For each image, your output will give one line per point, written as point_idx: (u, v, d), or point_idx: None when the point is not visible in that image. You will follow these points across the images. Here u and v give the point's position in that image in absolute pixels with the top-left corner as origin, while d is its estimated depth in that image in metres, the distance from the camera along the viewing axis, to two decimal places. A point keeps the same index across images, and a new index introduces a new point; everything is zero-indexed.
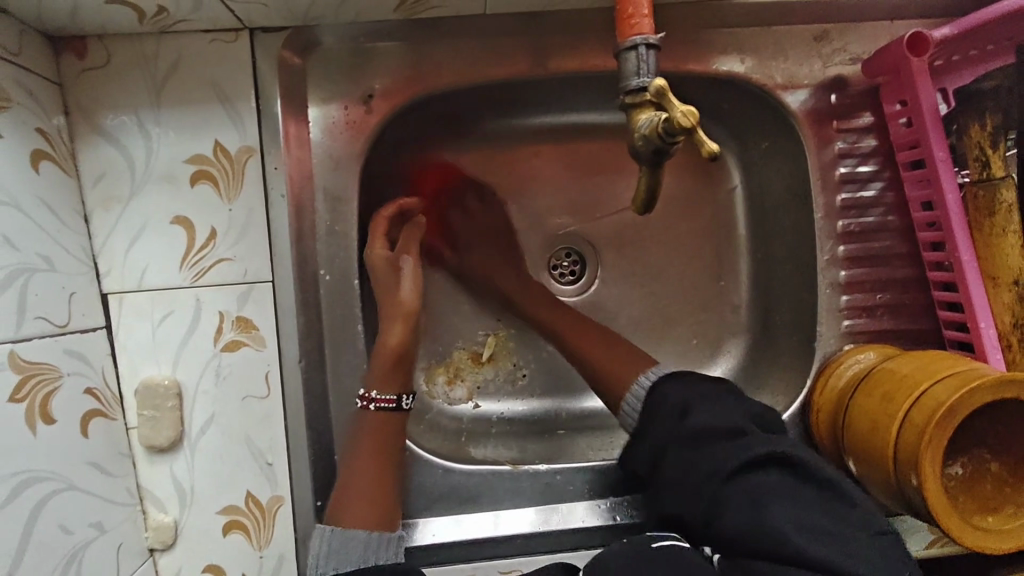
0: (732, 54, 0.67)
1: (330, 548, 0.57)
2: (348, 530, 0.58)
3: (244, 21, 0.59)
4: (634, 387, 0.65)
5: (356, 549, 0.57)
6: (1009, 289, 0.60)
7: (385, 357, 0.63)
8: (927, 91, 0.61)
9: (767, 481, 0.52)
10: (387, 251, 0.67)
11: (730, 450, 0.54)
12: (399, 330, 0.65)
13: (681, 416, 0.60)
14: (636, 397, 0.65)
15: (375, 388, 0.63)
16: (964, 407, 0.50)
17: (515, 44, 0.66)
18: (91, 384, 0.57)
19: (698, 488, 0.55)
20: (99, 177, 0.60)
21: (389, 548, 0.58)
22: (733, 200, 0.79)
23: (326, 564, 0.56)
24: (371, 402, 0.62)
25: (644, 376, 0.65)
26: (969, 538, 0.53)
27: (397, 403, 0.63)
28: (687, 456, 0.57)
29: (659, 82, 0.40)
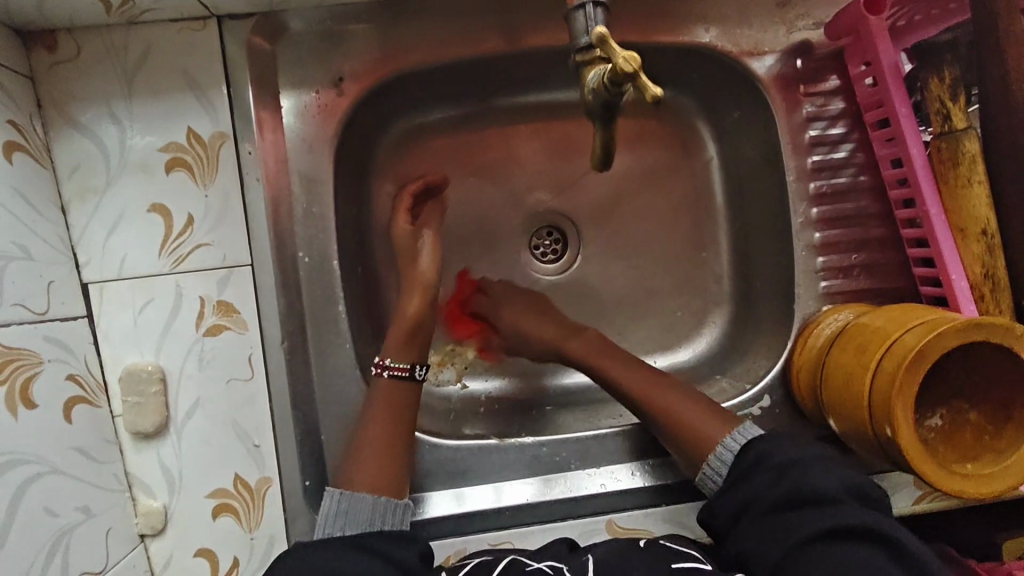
0: (698, 23, 0.68)
1: (339, 509, 0.57)
2: (356, 493, 0.58)
3: (211, 9, 0.60)
4: (721, 449, 0.61)
5: (364, 512, 0.58)
6: (977, 241, 0.60)
7: (402, 326, 0.67)
8: (887, 51, 0.62)
9: (854, 553, 0.50)
10: (409, 224, 0.71)
11: (823, 516, 0.52)
12: (417, 299, 0.68)
13: (790, 476, 0.56)
14: (721, 460, 0.61)
15: (389, 357, 0.65)
16: (932, 353, 0.51)
17: (482, 22, 0.67)
18: (73, 371, 0.58)
19: (773, 544, 0.53)
20: (75, 169, 0.61)
21: (396, 515, 0.59)
22: (709, 171, 0.79)
23: (333, 525, 0.57)
24: (386, 370, 0.65)
25: (730, 438, 0.62)
26: (946, 482, 0.53)
27: (411, 372, 0.65)
28: (770, 519, 0.55)
29: (599, 30, 0.40)
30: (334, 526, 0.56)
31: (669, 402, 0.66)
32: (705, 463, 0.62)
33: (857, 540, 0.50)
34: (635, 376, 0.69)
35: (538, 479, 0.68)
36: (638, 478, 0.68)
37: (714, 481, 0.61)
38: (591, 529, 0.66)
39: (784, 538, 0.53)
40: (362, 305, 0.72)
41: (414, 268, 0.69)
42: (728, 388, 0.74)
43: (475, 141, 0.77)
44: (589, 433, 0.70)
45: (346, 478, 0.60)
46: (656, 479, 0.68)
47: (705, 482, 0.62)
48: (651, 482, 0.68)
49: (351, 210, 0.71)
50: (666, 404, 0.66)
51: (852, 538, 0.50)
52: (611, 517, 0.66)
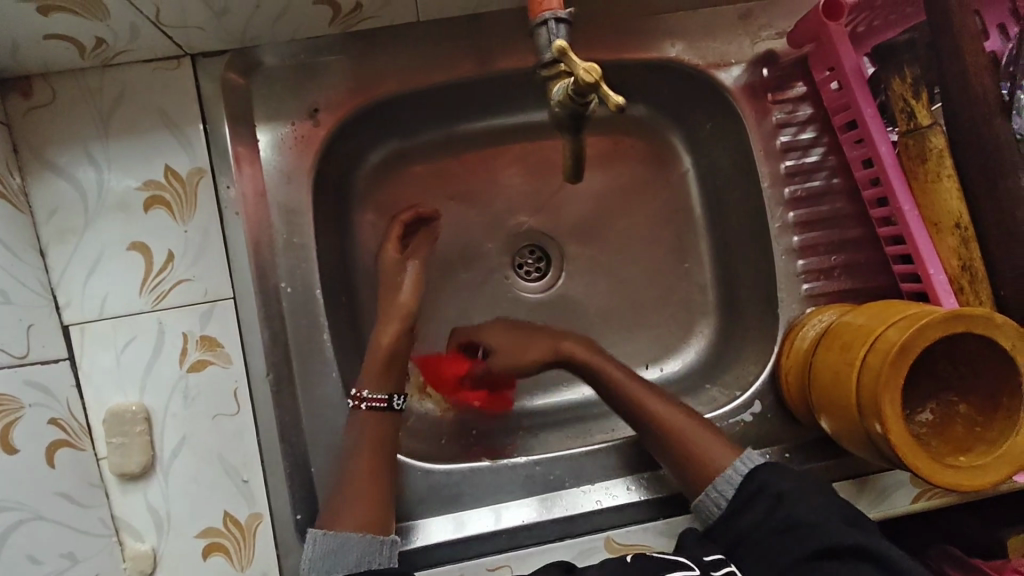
0: (665, 38, 0.69)
1: (326, 551, 0.55)
2: (341, 534, 0.56)
3: (184, 48, 0.61)
4: (730, 472, 0.60)
5: (352, 553, 0.56)
6: (952, 234, 0.60)
7: (380, 357, 0.65)
8: (849, 54, 0.64)
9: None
10: (397, 254, 0.71)
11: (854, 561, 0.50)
12: (395, 327, 0.67)
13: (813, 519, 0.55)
14: (728, 483, 0.59)
15: (366, 388, 0.64)
16: (915, 346, 0.51)
17: (455, 48, 0.68)
18: (55, 415, 0.57)
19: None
20: (53, 211, 0.61)
21: (383, 552, 0.57)
22: (686, 182, 0.80)
23: (317, 570, 0.55)
24: (363, 402, 0.63)
25: (741, 462, 0.60)
26: (939, 475, 0.52)
27: (389, 402, 0.64)
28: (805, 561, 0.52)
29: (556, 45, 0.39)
30: (319, 570, 0.54)
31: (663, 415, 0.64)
32: (710, 485, 0.60)
33: None
34: (654, 401, 0.66)
35: (532, 499, 0.67)
36: (634, 493, 0.68)
37: (714, 504, 0.60)
38: (589, 548, 0.65)
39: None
40: (347, 334, 0.71)
41: (394, 299, 0.69)
42: (719, 397, 0.74)
43: (454, 165, 0.78)
44: (581, 449, 0.70)
45: (331, 517, 0.58)
46: (652, 491, 0.68)
47: (705, 506, 0.60)
48: (646, 495, 0.68)
49: (333, 240, 0.71)
50: (683, 434, 0.63)
51: None
52: (609, 533, 0.65)
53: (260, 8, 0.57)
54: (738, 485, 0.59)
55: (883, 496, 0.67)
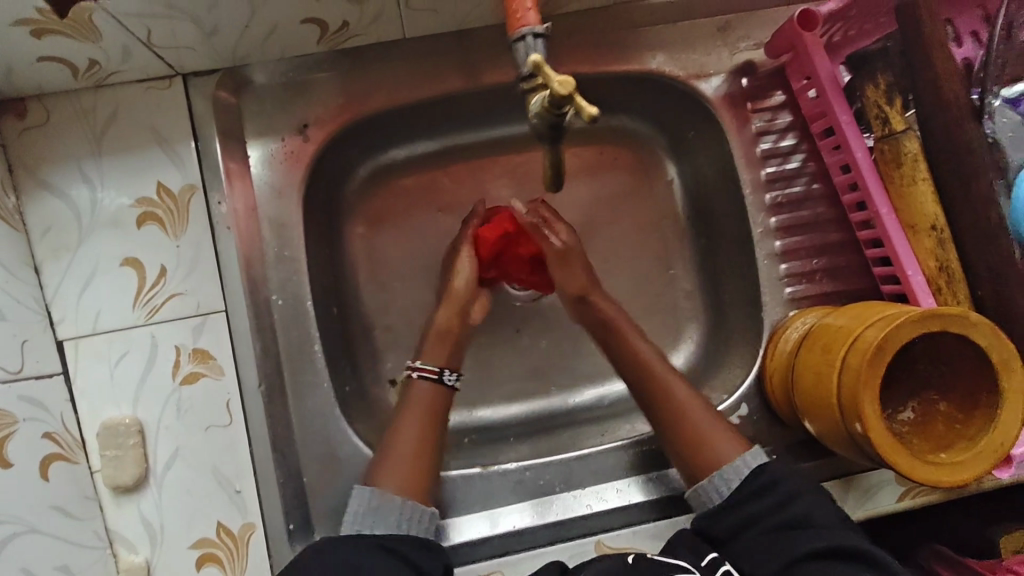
0: (646, 50, 0.71)
1: (370, 507, 0.58)
2: (387, 493, 0.59)
3: (175, 68, 0.62)
4: (738, 462, 0.60)
5: (394, 514, 0.58)
6: (928, 235, 0.62)
7: (436, 334, 0.69)
8: (823, 63, 0.65)
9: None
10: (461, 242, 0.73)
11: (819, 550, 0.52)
12: (448, 310, 0.70)
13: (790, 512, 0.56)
14: (735, 473, 0.59)
15: (421, 358, 0.68)
16: (893, 346, 0.52)
17: (441, 63, 0.69)
18: (50, 428, 0.58)
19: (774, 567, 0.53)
20: (47, 229, 0.62)
21: (421, 521, 0.59)
22: (671, 190, 0.82)
23: (360, 522, 0.58)
24: (417, 370, 0.67)
25: (750, 456, 0.60)
26: (919, 472, 0.53)
27: (440, 376, 0.67)
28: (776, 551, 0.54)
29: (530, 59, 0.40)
30: (362, 524, 0.58)
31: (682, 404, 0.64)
32: (716, 473, 0.60)
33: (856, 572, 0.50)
34: (656, 363, 0.66)
35: (522, 505, 0.68)
36: (624, 496, 0.68)
37: (717, 493, 0.60)
38: (579, 551, 0.66)
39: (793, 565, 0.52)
40: (338, 345, 0.72)
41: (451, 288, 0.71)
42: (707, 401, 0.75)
43: (444, 177, 0.79)
44: (572, 455, 0.70)
45: (371, 477, 0.61)
46: (642, 494, 0.68)
47: (706, 492, 0.60)
48: (636, 498, 0.68)
49: (323, 253, 0.72)
50: (680, 402, 0.64)
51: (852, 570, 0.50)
52: (600, 538, 0.66)
53: (249, 28, 0.59)
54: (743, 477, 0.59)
55: (869, 496, 0.68)
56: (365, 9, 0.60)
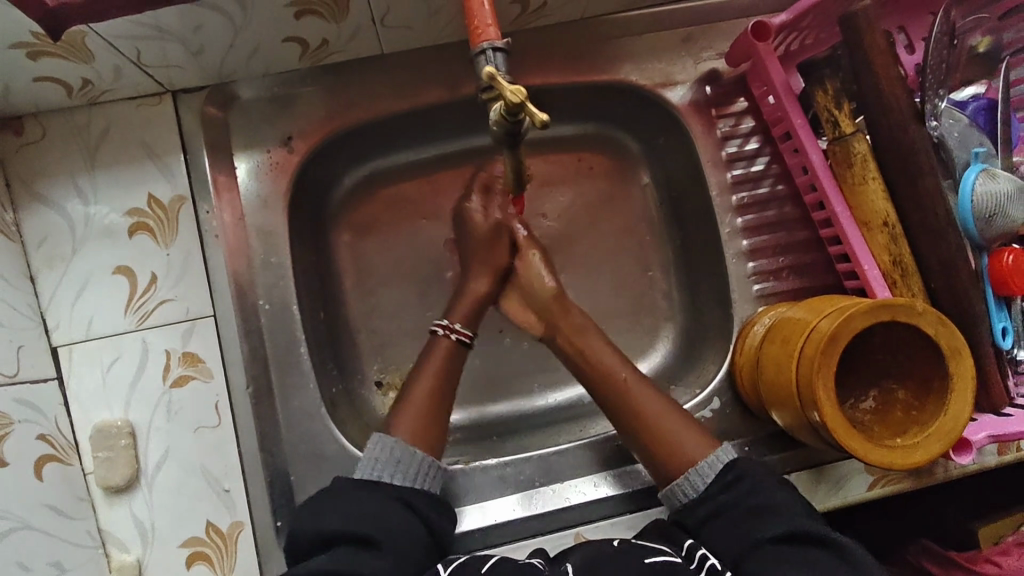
0: (615, 61, 0.74)
1: (391, 457, 0.60)
2: (409, 446, 0.61)
3: (165, 85, 0.66)
4: (712, 457, 0.62)
5: (414, 466, 0.60)
6: (881, 231, 0.65)
7: (465, 301, 0.73)
8: (777, 71, 0.69)
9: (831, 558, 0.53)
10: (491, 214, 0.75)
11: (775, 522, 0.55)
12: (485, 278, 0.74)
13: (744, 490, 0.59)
14: (710, 467, 0.61)
15: (457, 320, 0.71)
16: (845, 335, 0.55)
17: (421, 76, 0.72)
18: (43, 430, 0.60)
19: (736, 544, 0.56)
20: (43, 240, 0.65)
21: (432, 478, 0.61)
22: (647, 195, 0.85)
23: (381, 466, 0.60)
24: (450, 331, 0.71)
25: (722, 451, 0.62)
26: (875, 456, 0.56)
27: (469, 340, 0.71)
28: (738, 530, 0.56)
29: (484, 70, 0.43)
30: (380, 469, 0.59)
31: (648, 411, 0.66)
32: (692, 469, 0.62)
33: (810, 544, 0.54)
34: (622, 371, 0.68)
35: (503, 499, 0.70)
36: (601, 490, 0.70)
37: (692, 487, 0.61)
38: (559, 543, 0.68)
39: (754, 541, 0.55)
40: (324, 349, 0.75)
41: (489, 256, 0.74)
42: (683, 397, 0.77)
43: (427, 186, 0.82)
44: (551, 449, 0.72)
45: (391, 426, 0.64)
46: (618, 487, 0.70)
47: (680, 488, 0.62)
48: (614, 491, 0.70)
49: (309, 260, 0.75)
50: (642, 407, 0.66)
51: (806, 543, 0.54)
52: (578, 530, 0.68)
53: (234, 46, 0.62)
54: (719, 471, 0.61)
55: (840, 485, 0.70)
56: (343, 26, 0.63)
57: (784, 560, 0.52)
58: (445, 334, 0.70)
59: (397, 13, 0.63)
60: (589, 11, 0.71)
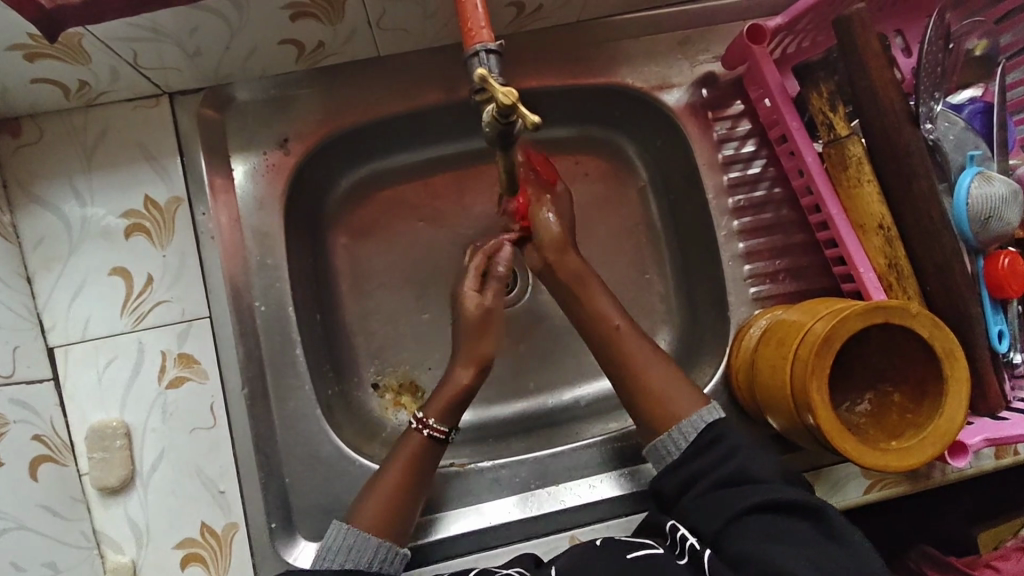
0: (610, 64, 0.74)
1: (344, 545, 0.61)
2: (364, 534, 0.61)
3: (162, 87, 0.66)
4: (696, 417, 0.62)
5: (367, 553, 0.61)
6: (876, 234, 0.65)
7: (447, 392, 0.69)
8: (773, 74, 0.69)
9: (811, 527, 0.53)
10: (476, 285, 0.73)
11: (752, 491, 0.56)
12: (470, 371, 0.70)
13: (734, 475, 0.58)
14: (692, 427, 0.62)
15: (432, 417, 0.67)
16: (839, 338, 0.55)
17: (417, 79, 0.73)
18: (39, 431, 0.60)
19: (714, 516, 0.56)
20: (39, 241, 0.65)
21: (393, 562, 0.62)
22: (644, 197, 0.85)
23: (336, 554, 0.60)
24: (426, 427, 0.67)
25: (707, 411, 0.62)
26: (868, 458, 0.56)
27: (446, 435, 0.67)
28: (716, 497, 0.57)
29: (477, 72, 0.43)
30: (335, 559, 0.60)
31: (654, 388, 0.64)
32: (674, 428, 0.62)
33: (791, 511, 0.54)
34: (612, 312, 0.69)
35: (499, 501, 0.70)
36: (597, 491, 0.70)
37: (674, 447, 0.62)
38: (554, 546, 0.68)
39: (733, 512, 0.55)
40: (321, 351, 0.75)
41: (475, 345, 0.70)
42: None
43: (423, 188, 0.82)
44: (547, 453, 0.72)
45: (353, 513, 0.63)
46: (615, 490, 0.70)
47: (664, 447, 0.63)
48: (609, 493, 0.70)
49: (305, 261, 0.75)
50: (648, 392, 0.64)
51: (787, 510, 0.54)
52: (573, 532, 0.68)
53: (231, 49, 0.62)
54: (700, 431, 0.61)
55: (837, 488, 0.70)
56: (339, 29, 0.64)
57: (764, 529, 0.53)
58: (419, 429, 0.66)
59: (393, 16, 0.64)
60: (584, 14, 0.72)
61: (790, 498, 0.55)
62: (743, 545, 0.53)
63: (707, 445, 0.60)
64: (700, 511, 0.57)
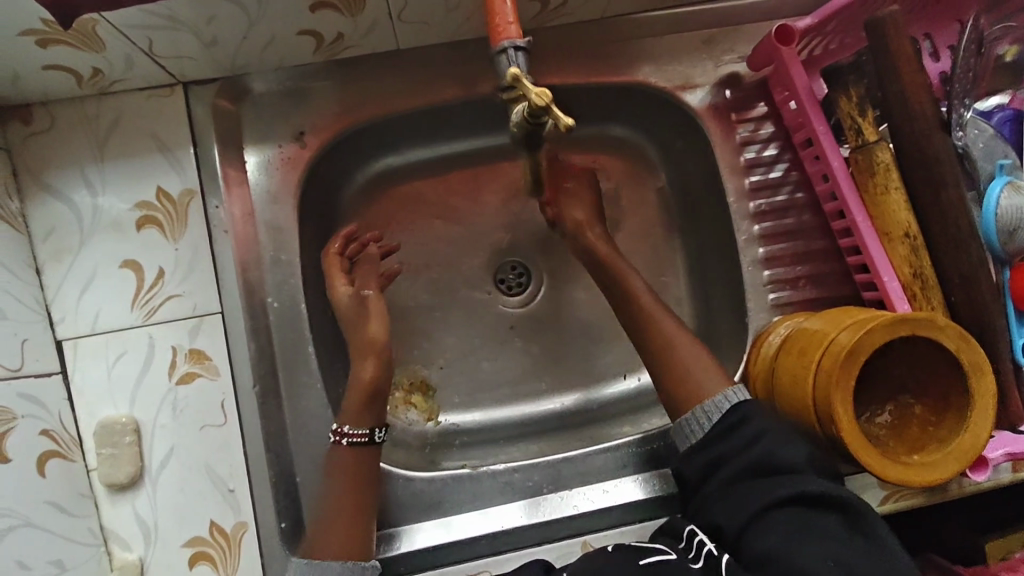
0: (632, 62, 0.73)
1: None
2: (322, 561, 0.60)
3: (176, 76, 0.65)
4: (720, 397, 0.62)
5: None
6: (902, 242, 0.64)
7: (356, 392, 0.64)
8: (801, 76, 0.67)
9: (839, 523, 0.51)
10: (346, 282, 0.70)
11: (776, 483, 0.54)
12: (370, 364, 0.65)
13: (757, 466, 0.56)
14: (715, 407, 0.62)
15: (348, 423, 0.64)
16: (864, 349, 0.54)
17: (435, 73, 0.71)
18: (47, 426, 0.59)
19: (735, 512, 0.55)
20: (49, 231, 0.64)
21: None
22: (661, 198, 0.83)
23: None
24: (344, 437, 0.63)
25: (732, 392, 0.63)
26: (890, 472, 0.55)
27: (370, 437, 0.64)
28: (737, 491, 0.56)
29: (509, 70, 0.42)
30: None
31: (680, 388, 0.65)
32: (698, 407, 0.63)
33: (817, 506, 0.52)
34: (650, 302, 0.69)
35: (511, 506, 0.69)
36: (611, 495, 0.69)
37: (698, 426, 0.62)
38: (566, 551, 0.67)
39: (753, 506, 0.54)
40: (333, 348, 0.74)
41: (362, 332, 0.66)
42: None
43: (437, 185, 0.81)
44: (559, 457, 0.72)
45: (334, 519, 0.62)
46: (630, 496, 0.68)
47: (688, 425, 0.63)
48: (624, 498, 0.68)
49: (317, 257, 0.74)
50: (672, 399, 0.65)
51: (812, 505, 0.52)
52: (586, 538, 0.67)
53: (248, 39, 0.61)
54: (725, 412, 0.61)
55: None
56: (359, 21, 0.62)
57: (787, 526, 0.51)
58: (338, 440, 0.63)
59: (415, 8, 0.62)
60: (609, 11, 0.70)
61: (816, 490, 0.52)
62: (762, 543, 0.51)
63: (728, 454, 0.59)
64: (722, 507, 0.56)
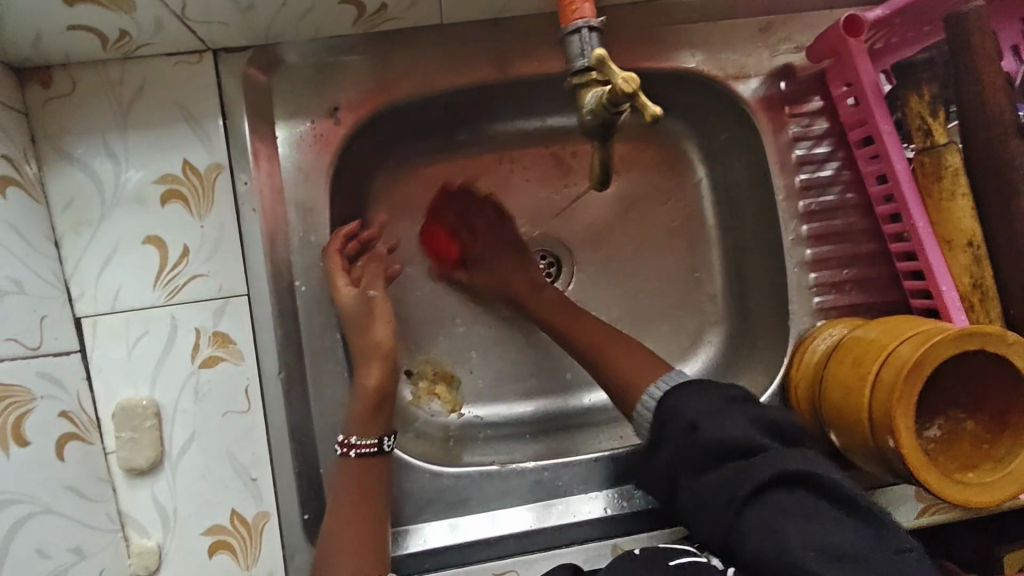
0: (683, 48, 0.69)
1: None
2: None
3: (207, 43, 0.61)
4: (646, 396, 0.63)
5: None
6: (964, 251, 0.61)
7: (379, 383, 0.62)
8: (867, 70, 0.64)
9: (812, 499, 0.50)
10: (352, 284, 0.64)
11: (739, 471, 0.53)
12: (377, 370, 0.63)
13: (704, 450, 0.56)
14: (647, 406, 0.62)
15: (355, 434, 0.61)
16: (929, 363, 0.51)
17: (477, 51, 0.67)
18: (66, 408, 0.57)
19: (710, 511, 0.54)
20: (69, 202, 0.61)
21: None
22: (700, 192, 0.80)
23: None
24: (352, 448, 0.60)
25: (655, 386, 0.63)
26: (949, 490, 0.53)
27: (379, 447, 0.61)
28: (702, 483, 0.56)
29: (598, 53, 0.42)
30: None
31: None
32: (638, 407, 0.63)
33: (785, 486, 0.51)
34: None
35: (538, 505, 0.67)
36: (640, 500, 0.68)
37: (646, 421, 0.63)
38: (597, 554, 0.66)
39: (725, 501, 0.53)
40: None
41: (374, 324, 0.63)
42: None
43: (469, 168, 0.78)
44: (591, 457, 0.69)
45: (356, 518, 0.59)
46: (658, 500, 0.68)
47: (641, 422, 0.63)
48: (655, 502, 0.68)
49: None
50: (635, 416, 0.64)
51: (780, 486, 0.51)
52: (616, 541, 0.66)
53: (287, 7, 0.57)
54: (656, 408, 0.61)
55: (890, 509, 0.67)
56: None
57: (765, 516, 0.50)
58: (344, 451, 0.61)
59: None
60: None
61: (775, 473, 0.51)
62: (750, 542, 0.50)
63: None
64: (696, 498, 0.56)
